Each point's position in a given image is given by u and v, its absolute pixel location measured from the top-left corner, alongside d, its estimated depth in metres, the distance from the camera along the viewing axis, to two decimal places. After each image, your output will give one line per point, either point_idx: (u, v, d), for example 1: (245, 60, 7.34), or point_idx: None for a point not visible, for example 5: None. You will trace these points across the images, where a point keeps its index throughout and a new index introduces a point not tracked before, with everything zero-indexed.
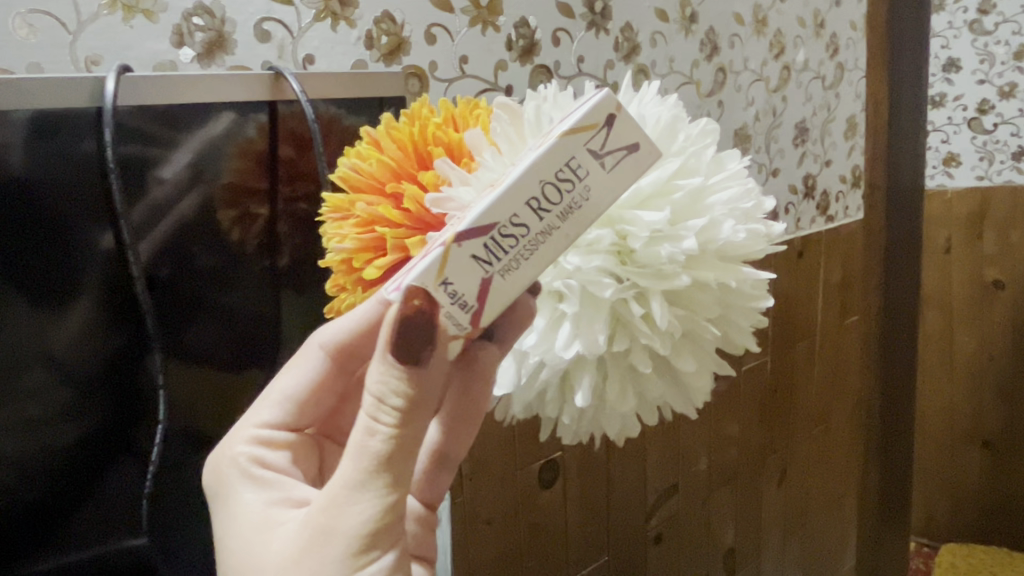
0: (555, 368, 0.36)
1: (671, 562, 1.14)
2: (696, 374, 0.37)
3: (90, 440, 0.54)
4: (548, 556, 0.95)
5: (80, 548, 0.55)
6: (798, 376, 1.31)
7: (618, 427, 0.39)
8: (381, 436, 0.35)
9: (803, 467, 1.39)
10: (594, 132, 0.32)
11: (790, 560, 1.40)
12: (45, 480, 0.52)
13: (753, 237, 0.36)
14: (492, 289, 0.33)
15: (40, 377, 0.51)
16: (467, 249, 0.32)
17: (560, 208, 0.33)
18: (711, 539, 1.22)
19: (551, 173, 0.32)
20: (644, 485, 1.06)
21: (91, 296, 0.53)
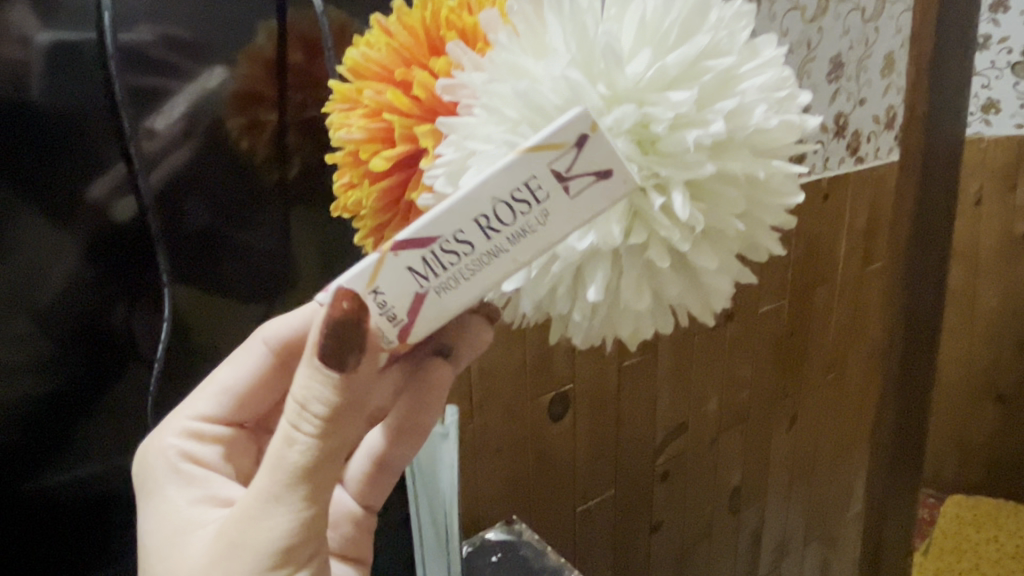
0: (568, 262, 0.33)
1: (677, 498, 1.16)
2: (716, 274, 0.34)
3: (95, 366, 0.55)
4: (556, 486, 0.96)
5: (91, 462, 0.56)
6: (816, 321, 1.30)
7: (630, 327, 0.35)
8: (298, 446, 0.37)
9: (815, 412, 1.39)
10: (560, 151, 0.30)
11: (796, 502, 1.42)
12: (49, 401, 0.53)
13: (786, 128, 0.34)
14: (425, 305, 0.33)
15: (54, 316, 0.52)
16: (403, 260, 0.32)
17: (511, 229, 0.31)
18: (718, 479, 1.22)
19: (507, 191, 0.30)
20: (653, 424, 1.07)
21: (106, 234, 0.53)
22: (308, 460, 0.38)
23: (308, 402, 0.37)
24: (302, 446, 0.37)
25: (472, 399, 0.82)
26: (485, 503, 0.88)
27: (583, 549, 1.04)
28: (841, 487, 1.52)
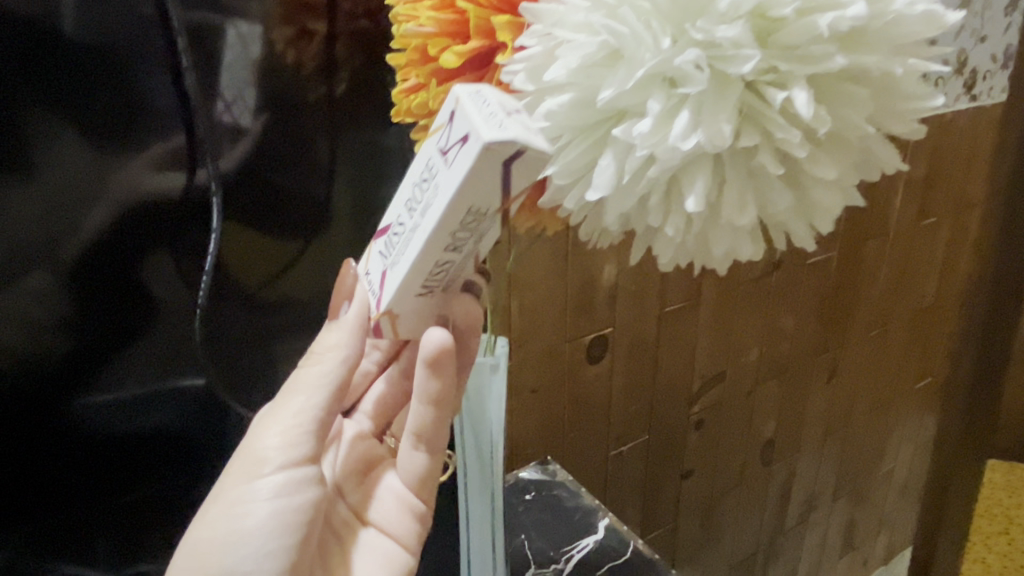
0: (667, 167, 0.29)
1: (710, 447, 1.15)
2: (830, 187, 0.31)
3: (143, 323, 0.54)
4: (590, 428, 0.95)
5: (120, 387, 0.54)
6: (863, 274, 1.25)
7: (726, 247, 0.32)
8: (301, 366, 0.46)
9: (855, 367, 1.36)
10: (441, 130, 0.32)
11: (828, 457, 1.40)
12: (90, 349, 0.52)
13: (928, 22, 0.29)
14: (385, 278, 0.36)
15: (83, 272, 0.50)
16: (380, 245, 0.38)
17: (422, 205, 0.33)
18: (752, 430, 1.21)
19: (421, 175, 0.33)
20: (691, 371, 1.05)
21: (138, 192, 0.51)
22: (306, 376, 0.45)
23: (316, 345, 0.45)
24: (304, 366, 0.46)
25: (512, 337, 0.80)
26: (521, 443, 0.87)
27: (614, 491, 1.04)
28: (874, 443, 1.50)
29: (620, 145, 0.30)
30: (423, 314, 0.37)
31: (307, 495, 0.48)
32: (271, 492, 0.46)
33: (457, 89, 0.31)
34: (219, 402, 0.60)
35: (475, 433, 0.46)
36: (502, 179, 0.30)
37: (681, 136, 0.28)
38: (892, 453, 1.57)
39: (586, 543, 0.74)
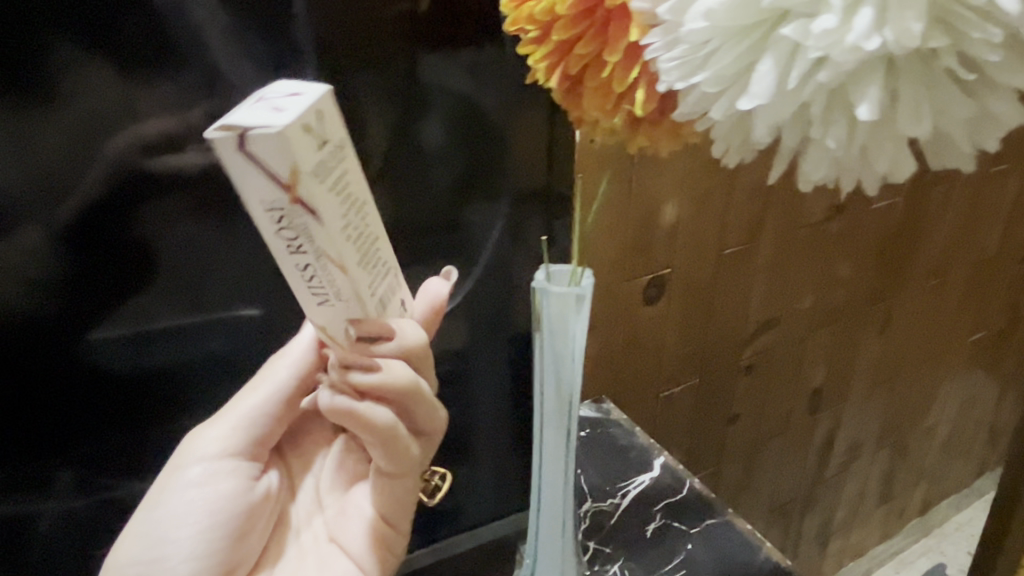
0: (839, 69, 0.29)
1: (758, 393, 1.14)
2: (1010, 97, 0.30)
3: (175, 262, 0.52)
4: (642, 369, 0.95)
5: (159, 323, 0.53)
6: (927, 221, 1.21)
7: (888, 163, 0.31)
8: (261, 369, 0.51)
9: (909, 318, 1.33)
10: None
11: (874, 408, 1.39)
12: (115, 289, 0.50)
13: None
14: None
15: (79, 230, 0.48)
16: None
17: None
18: (801, 378, 1.20)
19: None
20: (745, 316, 1.03)
21: (131, 149, 0.48)
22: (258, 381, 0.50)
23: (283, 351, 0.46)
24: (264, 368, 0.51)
25: None
26: None
27: (662, 432, 1.04)
28: (920, 396, 1.49)
29: (786, 48, 0.30)
30: (339, 331, 0.36)
31: (223, 490, 0.49)
32: (198, 483, 0.48)
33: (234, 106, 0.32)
34: (273, 332, 0.58)
35: (557, 367, 0.45)
36: (253, 161, 0.29)
37: (863, 36, 0.27)
38: (938, 407, 1.55)
39: (641, 480, 0.74)
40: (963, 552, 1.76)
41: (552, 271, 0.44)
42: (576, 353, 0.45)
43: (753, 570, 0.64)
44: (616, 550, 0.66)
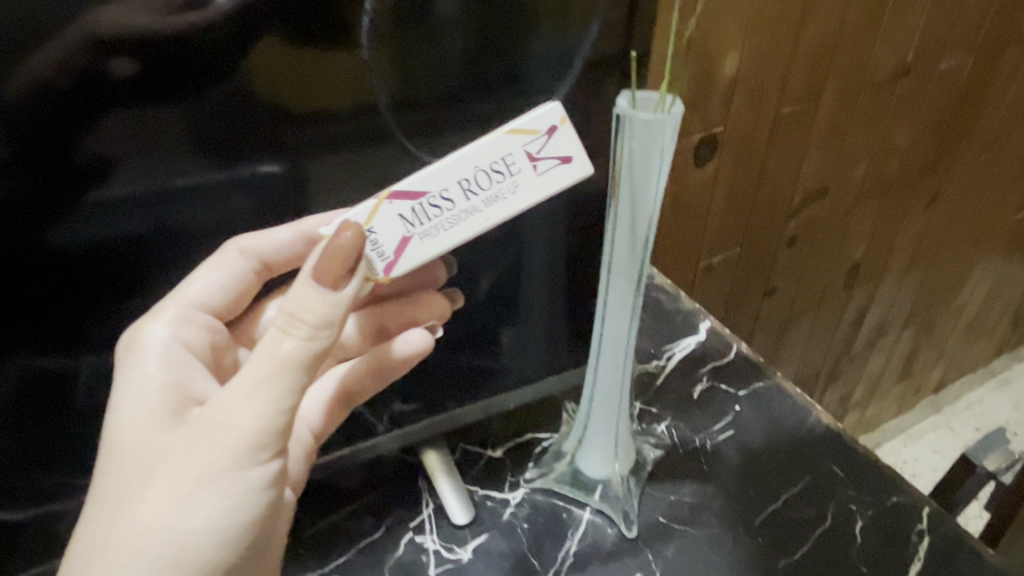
0: None
1: (798, 265, 1.11)
2: None
3: (153, 183, 0.40)
4: (684, 235, 0.91)
5: (131, 251, 0.41)
6: (995, 87, 1.12)
7: None
8: (293, 340, 0.38)
9: (959, 193, 1.27)
10: (534, 136, 0.42)
11: (908, 285, 1.36)
12: (76, 211, 0.39)
13: None
14: (409, 245, 0.43)
15: (35, 121, 0.36)
16: (394, 207, 0.42)
17: (486, 193, 0.42)
18: (841, 252, 1.16)
19: (486, 163, 0.42)
20: (794, 183, 0.98)
21: (100, 21, 0.35)
22: (296, 356, 0.38)
23: (298, 312, 0.38)
24: (296, 338, 0.38)
25: None
26: None
27: (699, 300, 1.01)
28: (955, 274, 1.45)
29: None
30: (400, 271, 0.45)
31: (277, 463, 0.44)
32: (255, 489, 0.40)
33: (555, 108, 0.41)
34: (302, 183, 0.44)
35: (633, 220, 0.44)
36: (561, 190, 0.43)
37: None
38: (970, 286, 1.51)
39: (687, 343, 0.72)
40: (973, 428, 1.77)
41: (637, 98, 0.41)
42: (655, 206, 0.44)
43: (803, 432, 0.63)
44: (663, 411, 0.65)
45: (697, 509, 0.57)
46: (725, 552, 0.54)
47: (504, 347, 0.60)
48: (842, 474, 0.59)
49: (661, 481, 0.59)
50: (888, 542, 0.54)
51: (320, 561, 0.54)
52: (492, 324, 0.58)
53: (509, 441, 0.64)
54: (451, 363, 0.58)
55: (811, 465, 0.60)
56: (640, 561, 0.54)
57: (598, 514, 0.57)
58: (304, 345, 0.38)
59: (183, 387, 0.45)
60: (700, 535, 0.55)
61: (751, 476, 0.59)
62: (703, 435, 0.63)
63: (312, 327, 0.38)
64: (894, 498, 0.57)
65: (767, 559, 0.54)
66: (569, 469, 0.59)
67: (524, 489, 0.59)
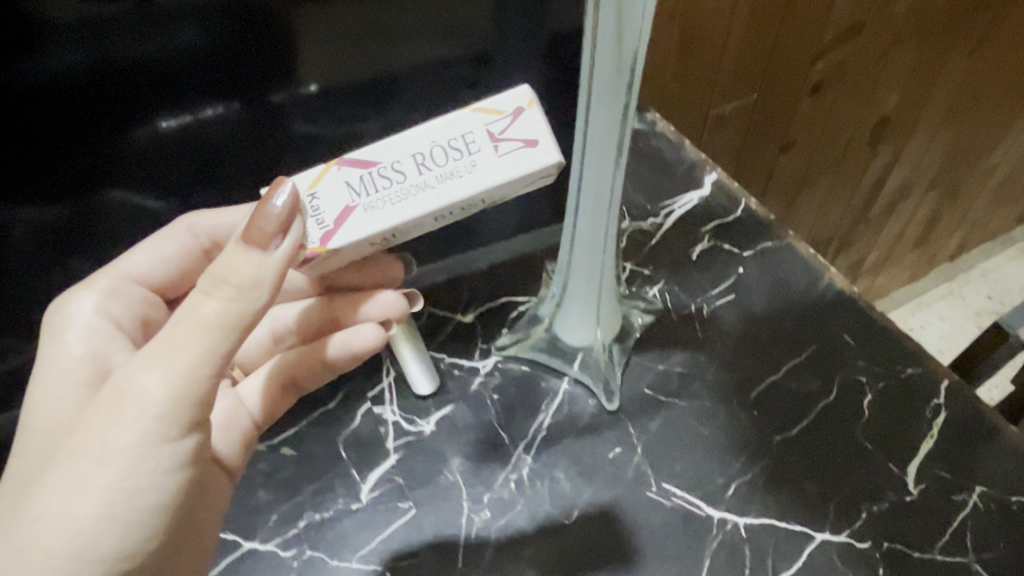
0: None
1: (821, 116, 0.99)
2: None
3: (105, 45, 0.37)
4: (695, 76, 0.79)
5: (98, 120, 0.40)
6: None
7: None
8: (215, 300, 0.33)
9: (1012, 34, 1.11)
10: (499, 116, 0.35)
11: (940, 142, 1.24)
12: (32, 78, 0.37)
13: None
14: (350, 218, 0.35)
15: None
16: (343, 175, 0.35)
17: (440, 171, 0.35)
18: (871, 103, 1.04)
19: (445, 139, 0.35)
20: (827, 16, 0.84)
21: None
22: (219, 316, 0.33)
23: (223, 271, 0.33)
24: (219, 298, 0.33)
25: None
26: None
27: (706, 155, 0.91)
28: (992, 131, 1.32)
29: None
30: (338, 260, 0.37)
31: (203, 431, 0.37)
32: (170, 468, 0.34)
33: (523, 90, 0.35)
34: (263, 20, 0.40)
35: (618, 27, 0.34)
36: (523, 182, 0.35)
37: None
38: (1007, 144, 1.39)
39: (689, 199, 0.62)
40: (985, 297, 1.71)
41: None
42: (644, 13, 0.35)
43: (813, 297, 0.55)
44: (657, 273, 0.58)
45: (687, 380, 0.51)
46: (715, 427, 0.49)
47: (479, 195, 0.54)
48: (854, 343, 0.52)
49: (650, 349, 0.53)
50: (897, 418, 0.48)
51: (269, 432, 0.49)
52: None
53: (482, 305, 0.56)
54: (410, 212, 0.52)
55: (820, 333, 0.53)
56: (620, 435, 0.49)
57: (577, 385, 0.51)
58: (226, 306, 0.33)
59: (108, 356, 0.40)
60: (688, 408, 0.50)
61: (750, 345, 0.53)
62: (699, 300, 0.56)
63: (236, 287, 0.33)
64: (910, 370, 0.51)
65: (761, 434, 0.48)
66: (546, 335, 0.53)
67: (495, 357, 0.53)
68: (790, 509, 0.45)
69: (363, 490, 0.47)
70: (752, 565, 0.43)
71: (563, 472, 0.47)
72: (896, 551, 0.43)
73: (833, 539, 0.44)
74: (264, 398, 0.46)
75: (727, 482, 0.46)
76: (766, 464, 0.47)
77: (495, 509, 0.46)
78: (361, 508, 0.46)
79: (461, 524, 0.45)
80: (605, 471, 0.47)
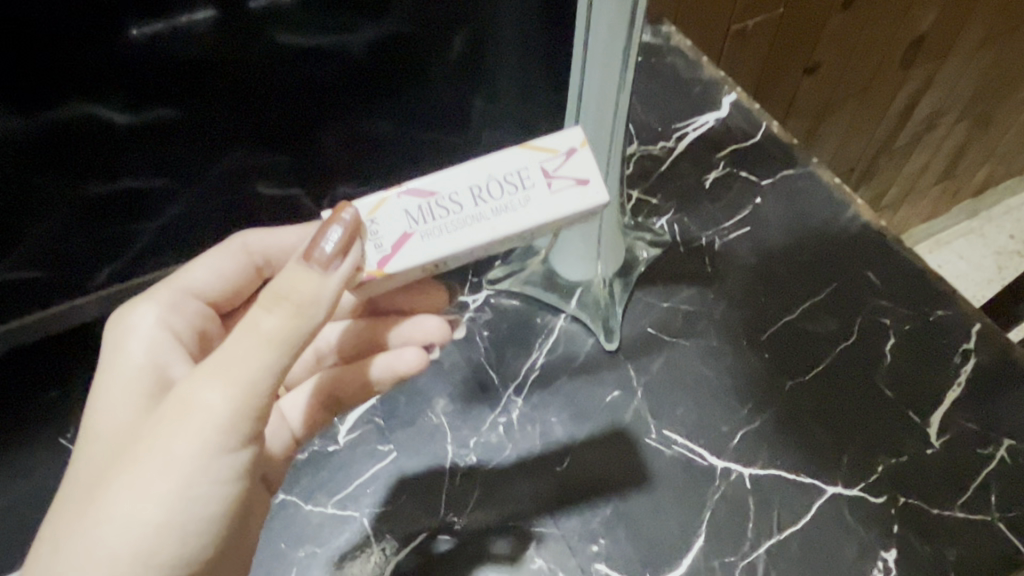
0: None
1: (852, 35, 0.91)
2: None
3: None
4: None
5: (50, 35, 0.34)
6: None
7: None
8: (274, 315, 0.30)
9: None
10: (552, 154, 0.33)
11: (977, 67, 1.15)
12: None
13: None
14: (405, 246, 0.32)
15: None
16: (401, 203, 0.33)
17: (496, 203, 0.32)
18: (907, 20, 0.95)
19: (502, 173, 0.33)
20: None
21: None
22: (281, 330, 0.30)
23: (283, 287, 0.30)
24: (279, 314, 0.30)
25: None
26: None
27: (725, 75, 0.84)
28: None
29: None
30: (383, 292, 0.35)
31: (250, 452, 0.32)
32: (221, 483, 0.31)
33: (575, 130, 0.33)
34: None
35: None
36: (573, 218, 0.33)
37: None
38: None
39: (705, 121, 0.57)
40: (1007, 235, 1.64)
41: None
42: None
43: (835, 232, 0.50)
44: (665, 203, 0.53)
45: (694, 319, 0.47)
46: (722, 370, 0.45)
47: (475, 118, 0.50)
48: (878, 282, 0.48)
49: (654, 285, 0.49)
50: (923, 364, 0.44)
51: None
52: (455, 88, 0.47)
53: None
54: (397, 132, 0.48)
55: (841, 272, 0.49)
56: (619, 377, 0.45)
57: (574, 322, 0.47)
58: (288, 321, 0.30)
59: (168, 367, 0.36)
60: (694, 349, 0.46)
61: (764, 281, 0.49)
62: (711, 232, 0.51)
63: (296, 304, 0.29)
64: (938, 312, 0.46)
65: (772, 379, 0.44)
66: (542, 269, 0.49)
67: (486, 292, 0.49)
68: (799, 459, 0.42)
69: (341, 432, 0.43)
70: (755, 519, 0.40)
71: (556, 416, 0.44)
72: (913, 507, 0.40)
73: (845, 493, 0.40)
74: (304, 416, 0.40)
75: (732, 429, 0.43)
76: (775, 412, 0.43)
77: (481, 454, 0.42)
78: (338, 450, 0.43)
79: (445, 469, 0.42)
80: (601, 416, 0.44)
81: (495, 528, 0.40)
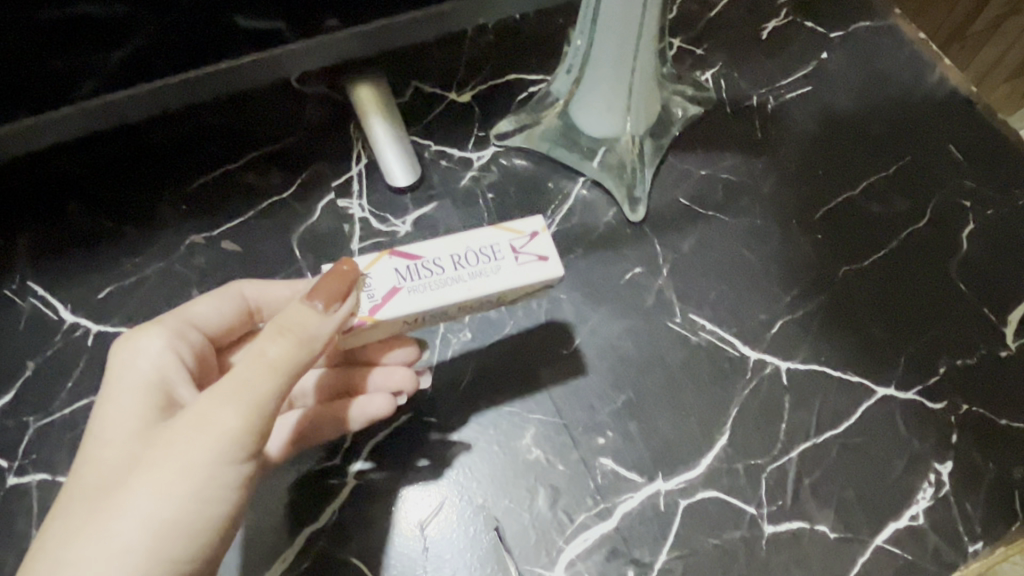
0: None
1: None
2: None
3: None
4: None
5: None
6: None
7: None
8: (277, 347, 0.26)
9: None
10: (521, 236, 0.30)
11: None
12: None
13: None
14: (395, 301, 0.28)
15: None
16: (389, 264, 0.29)
17: (472, 271, 0.29)
18: None
19: (478, 244, 0.30)
20: None
21: None
22: (288, 359, 0.26)
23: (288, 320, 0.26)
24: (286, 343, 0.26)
25: None
26: None
27: None
28: None
29: None
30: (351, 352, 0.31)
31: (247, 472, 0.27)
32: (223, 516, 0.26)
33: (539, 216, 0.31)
34: None
35: None
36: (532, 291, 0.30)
37: None
38: None
39: None
40: None
41: None
42: None
43: (915, 99, 0.42)
44: (712, 54, 0.44)
45: (735, 193, 0.40)
46: (765, 252, 0.38)
47: None
48: (962, 159, 0.40)
49: (692, 150, 0.41)
50: (1006, 257, 0.37)
51: (210, 224, 0.40)
52: None
53: (482, 82, 0.44)
54: None
55: (918, 144, 0.41)
56: (643, 252, 0.39)
57: (594, 188, 0.41)
58: (295, 350, 0.26)
59: (174, 387, 0.30)
60: (733, 226, 0.39)
61: (824, 152, 0.41)
62: (765, 91, 0.43)
63: (299, 334, 0.26)
64: None
65: (823, 263, 0.38)
66: (560, 124, 0.41)
67: (495, 149, 0.42)
68: (847, 356, 0.36)
69: None
70: (790, 420, 0.34)
71: (567, 293, 0.38)
72: (977, 417, 0.34)
73: (898, 397, 0.35)
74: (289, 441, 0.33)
75: (771, 319, 0.37)
76: (824, 302, 0.37)
77: (477, 330, 0.37)
78: None
79: (434, 343, 0.36)
80: (619, 296, 0.38)
81: (489, 415, 0.35)
